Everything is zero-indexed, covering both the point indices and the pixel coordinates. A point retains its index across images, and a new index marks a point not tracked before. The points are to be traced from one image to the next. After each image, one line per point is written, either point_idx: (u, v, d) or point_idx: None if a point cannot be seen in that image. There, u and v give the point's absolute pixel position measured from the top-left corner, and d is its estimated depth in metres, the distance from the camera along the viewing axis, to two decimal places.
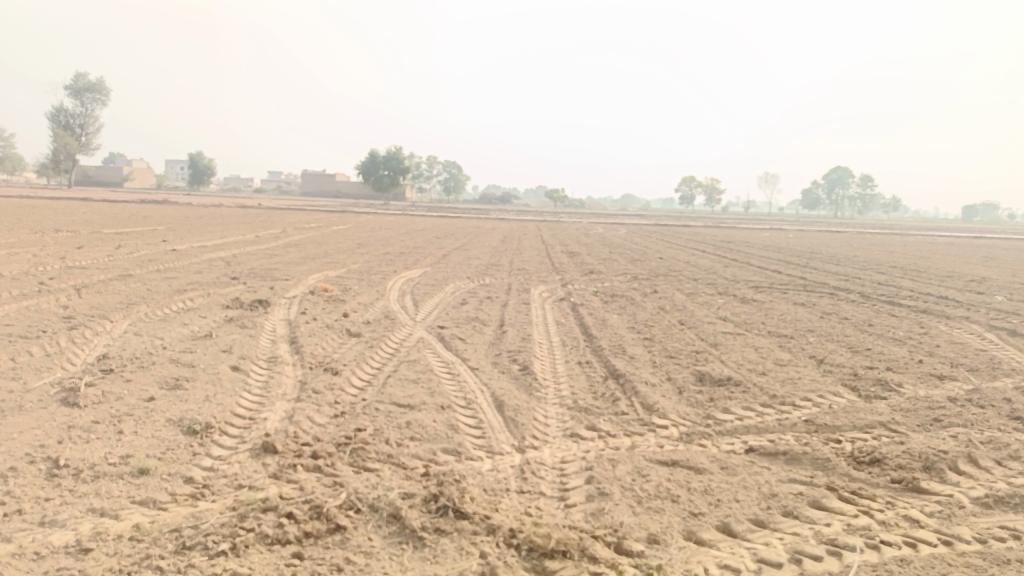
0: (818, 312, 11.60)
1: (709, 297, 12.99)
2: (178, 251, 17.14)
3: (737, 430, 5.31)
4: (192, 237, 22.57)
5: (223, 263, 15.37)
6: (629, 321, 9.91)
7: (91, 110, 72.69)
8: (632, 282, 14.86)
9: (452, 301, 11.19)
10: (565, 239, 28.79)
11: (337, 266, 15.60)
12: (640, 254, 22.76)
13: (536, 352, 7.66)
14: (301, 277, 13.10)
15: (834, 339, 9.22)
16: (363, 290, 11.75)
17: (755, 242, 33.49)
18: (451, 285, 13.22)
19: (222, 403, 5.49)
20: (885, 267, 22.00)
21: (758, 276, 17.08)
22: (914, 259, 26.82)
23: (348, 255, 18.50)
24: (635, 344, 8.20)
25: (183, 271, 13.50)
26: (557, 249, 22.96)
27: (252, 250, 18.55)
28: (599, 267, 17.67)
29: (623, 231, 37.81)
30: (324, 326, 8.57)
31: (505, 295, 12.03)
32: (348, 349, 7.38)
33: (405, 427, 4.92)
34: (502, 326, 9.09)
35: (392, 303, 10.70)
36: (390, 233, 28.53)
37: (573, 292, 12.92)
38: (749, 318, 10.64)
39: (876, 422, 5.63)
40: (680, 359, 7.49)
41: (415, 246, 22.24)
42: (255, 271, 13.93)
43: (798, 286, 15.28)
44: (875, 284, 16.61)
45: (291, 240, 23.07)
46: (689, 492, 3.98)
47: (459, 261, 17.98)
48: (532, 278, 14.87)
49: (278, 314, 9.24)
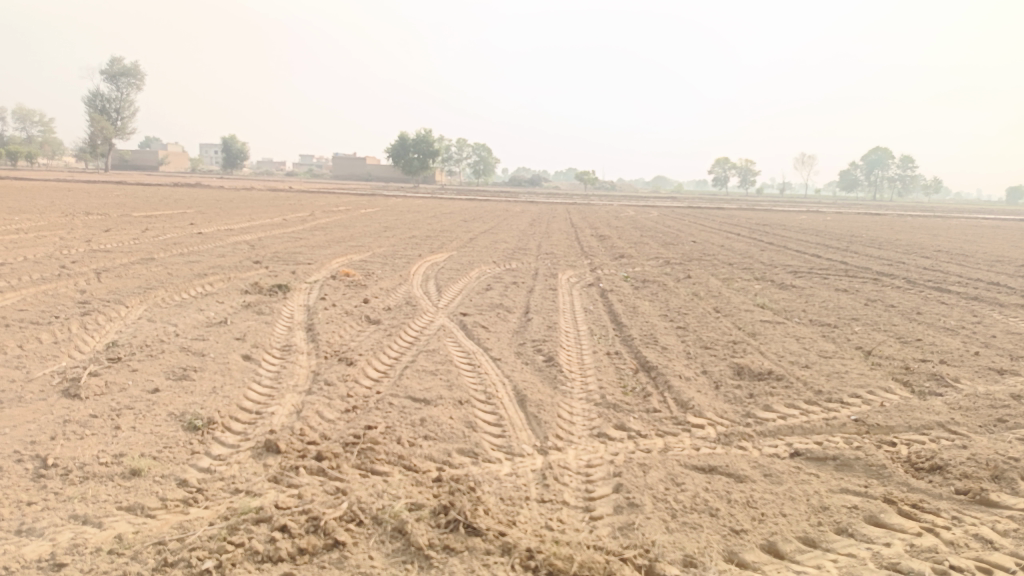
0: (862, 299, 11.01)
1: (745, 283, 12.46)
2: (203, 235, 17.05)
3: (780, 430, 4.87)
4: (220, 220, 22.55)
5: (248, 246, 15.21)
6: (661, 308, 9.46)
7: (126, 95, 73.60)
8: (664, 267, 14.36)
9: (476, 286, 10.84)
10: (595, 222, 28.24)
11: (361, 249, 15.34)
12: (672, 237, 22.20)
13: (562, 341, 7.27)
14: (325, 261, 12.86)
15: (880, 328, 8.68)
16: (387, 274, 11.46)
17: (791, 225, 32.54)
18: (476, 269, 12.87)
19: (229, 395, 5.20)
20: (929, 251, 21.11)
21: (796, 260, 16.46)
22: (959, 243, 25.80)
23: (374, 238, 18.28)
24: (667, 333, 7.77)
25: (206, 254, 13.36)
26: (587, 232, 22.47)
27: (278, 234, 18.39)
28: (630, 251, 17.18)
29: (655, 213, 37.10)
30: (343, 312, 8.28)
31: (533, 281, 11.64)
32: (366, 337, 7.07)
33: (419, 424, 4.57)
34: (527, 313, 8.71)
35: (414, 288, 10.39)
36: (417, 217, 28.27)
37: (603, 276, 12.49)
38: (789, 305, 10.12)
39: (934, 422, 5.14)
40: (716, 350, 7.05)
41: (442, 230, 21.93)
42: (278, 254, 13.74)
43: (839, 271, 14.63)
44: (920, 269, 15.86)
45: (319, 223, 22.92)
46: (730, 505, 3.57)
47: (486, 244, 17.61)
48: (561, 262, 14.45)
49: (297, 299, 8.98)
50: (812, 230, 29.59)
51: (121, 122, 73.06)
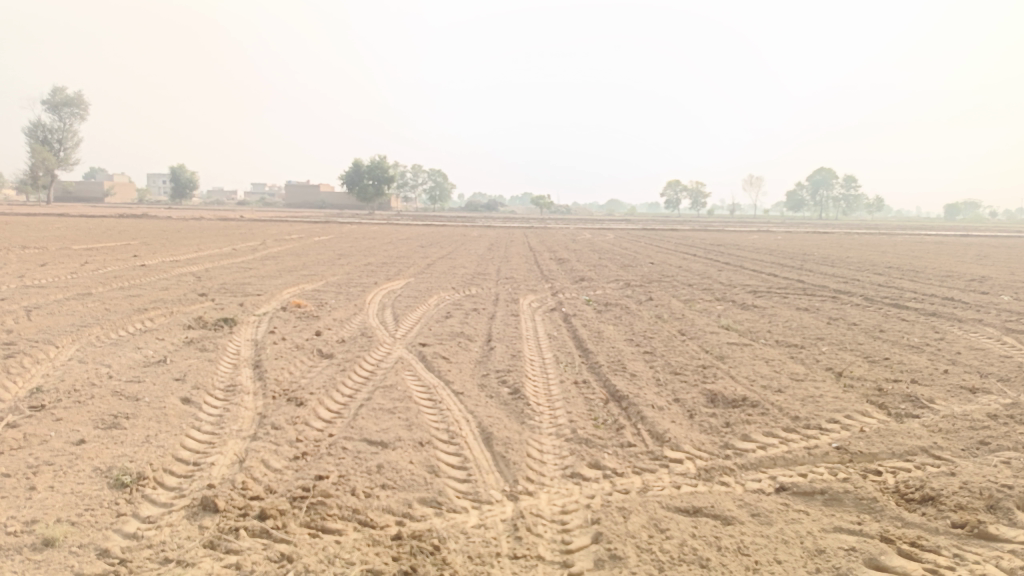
0: (824, 317, 10.94)
1: (707, 304, 12.32)
2: (146, 267, 16.27)
3: (762, 462, 4.60)
4: (165, 251, 21.69)
5: (195, 277, 14.55)
6: (626, 332, 9.21)
7: (69, 125, 71.47)
8: (626, 289, 14.16)
9: (435, 314, 10.44)
10: (553, 245, 28.07)
11: (314, 278, 14.79)
12: (631, 259, 22.16)
13: (527, 371, 6.93)
14: (276, 292, 12.31)
15: (848, 348, 8.55)
16: (341, 304, 11.00)
17: (745, 245, 32.89)
18: (435, 297, 12.47)
19: (164, 444, 4.72)
20: (881, 268, 21.43)
21: (754, 280, 16.47)
22: (908, 259, 26.35)
23: (327, 267, 17.75)
24: (635, 359, 7.50)
25: (148, 288, 12.68)
26: (545, 256, 22.26)
27: (228, 264, 17.70)
28: (590, 274, 16.99)
29: (611, 235, 37.18)
30: (294, 346, 7.80)
31: (493, 307, 11.30)
32: (318, 373, 6.62)
33: (376, 471, 4.17)
34: (489, 342, 8.35)
35: (370, 318, 9.95)
36: (373, 243, 27.72)
37: (564, 301, 12.22)
38: (753, 325, 9.97)
39: (918, 448, 4.93)
40: (687, 376, 6.79)
41: (398, 257, 21.46)
42: (226, 286, 13.14)
43: (797, 290, 14.65)
44: (876, 285, 16.00)
45: (271, 252, 22.23)
46: (720, 554, 3.26)
47: (443, 270, 17.20)
48: (521, 287, 14.14)
49: (245, 334, 8.46)
50: (766, 250, 29.91)
51: (64, 153, 70.81)
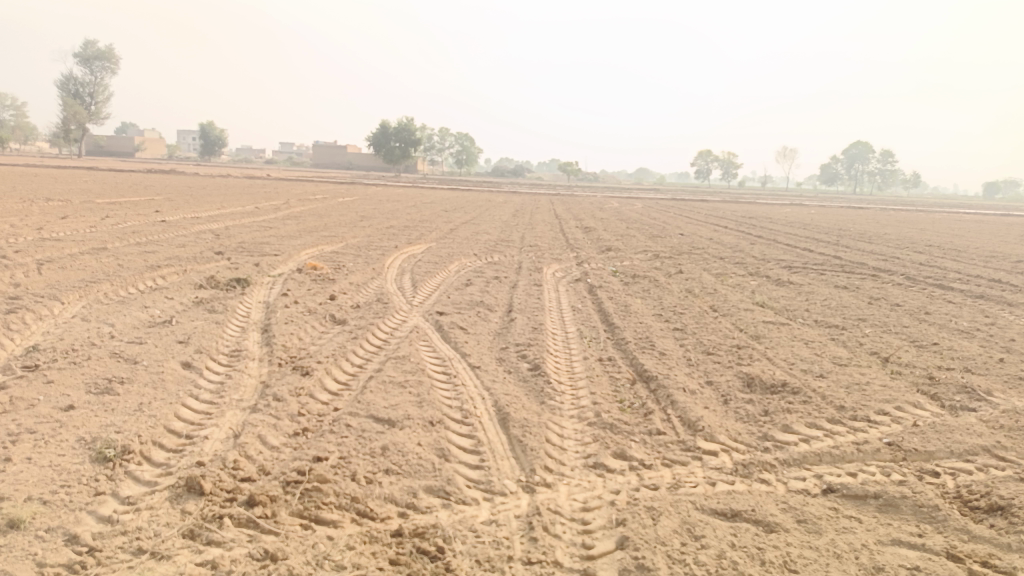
0: (865, 297, 10.36)
1: (740, 279, 11.77)
2: (165, 223, 16.06)
3: (807, 458, 4.16)
4: (187, 208, 21.49)
5: (213, 235, 14.28)
6: (655, 306, 8.74)
7: (100, 79, 71.52)
8: (654, 261, 13.65)
9: (455, 281, 10.05)
10: (579, 213, 27.49)
11: (334, 240, 14.46)
12: (659, 229, 21.55)
13: (549, 345, 6.52)
14: (293, 253, 11.98)
15: (892, 330, 8.01)
16: (358, 267, 10.65)
17: (777, 219, 32.02)
18: (456, 262, 12.08)
19: (157, 413, 4.39)
20: (920, 246, 20.60)
21: (788, 255, 15.82)
22: (949, 237, 25.36)
23: (349, 228, 17.41)
24: (664, 336, 7.05)
25: (164, 244, 12.44)
26: (571, 224, 21.73)
27: (249, 222, 17.44)
28: (617, 244, 16.47)
29: (639, 204, 36.46)
30: (306, 310, 7.46)
31: (516, 275, 10.87)
32: (328, 340, 6.26)
33: (380, 453, 3.80)
34: (510, 313, 7.93)
35: (388, 283, 9.58)
36: (397, 206, 27.36)
37: (590, 271, 11.76)
38: (790, 303, 9.43)
39: (980, 447, 4.45)
40: (720, 357, 6.33)
41: (421, 220, 21.05)
42: (244, 245, 12.84)
43: (835, 266, 14.01)
44: (917, 264, 15.31)
45: (293, 212, 21.97)
46: (764, 569, 2.85)
47: (466, 236, 16.78)
48: (545, 255, 13.68)
49: (256, 296, 8.13)
50: (798, 224, 29.06)
51: (95, 107, 71.04)
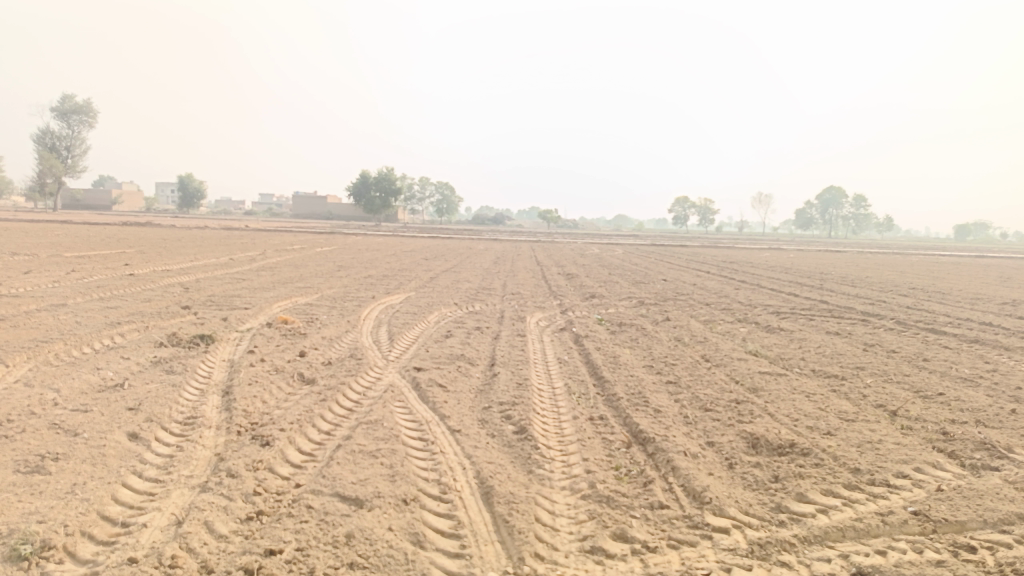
0: (859, 344, 10.02)
1: (729, 326, 11.41)
2: (133, 277, 15.46)
3: (828, 534, 3.70)
4: (158, 260, 20.90)
5: (182, 288, 13.73)
6: (644, 357, 8.31)
7: (78, 133, 71.19)
8: (639, 308, 13.29)
9: (435, 333, 9.59)
10: (560, 260, 27.24)
11: (309, 291, 13.95)
12: (642, 275, 21.31)
13: (535, 403, 6.04)
14: (265, 306, 11.46)
15: (894, 380, 7.63)
16: (332, 320, 10.15)
17: (757, 263, 32.03)
18: (435, 313, 11.62)
19: (91, 495, 3.84)
20: (903, 289, 20.51)
21: (775, 300, 15.56)
22: (930, 280, 25.40)
23: (325, 279, 16.93)
24: (658, 390, 6.60)
25: (129, 299, 11.86)
26: (552, 271, 21.42)
27: (221, 274, 16.91)
28: (601, 291, 16.12)
29: (619, 250, 36.38)
30: (274, 369, 6.94)
31: (498, 326, 10.42)
32: (295, 404, 5.74)
33: (345, 543, 3.30)
34: (493, 367, 7.46)
35: (363, 337, 9.08)
36: (376, 255, 26.96)
37: (574, 320, 11.35)
38: (784, 352, 9.06)
39: (1014, 515, 4.01)
40: (719, 414, 5.89)
41: (400, 269, 20.62)
42: (214, 298, 12.31)
43: (823, 311, 13.74)
44: (904, 308, 15.11)
45: (269, 263, 21.49)
46: None
47: (446, 285, 16.35)
48: (528, 304, 13.26)
49: (221, 354, 7.60)
50: (780, 268, 29.05)
51: (71, 160, 70.50)
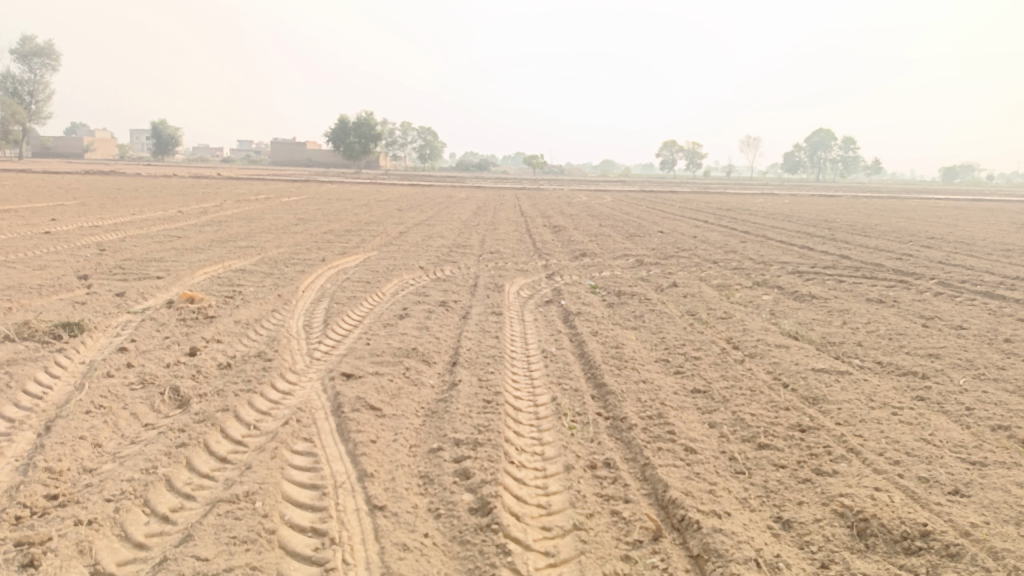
0: (914, 318, 8.08)
1: (749, 292, 9.46)
2: (48, 236, 13.18)
3: None
4: (95, 214, 18.56)
5: (98, 250, 11.55)
6: (656, 345, 6.33)
7: (41, 77, 67.06)
8: (640, 270, 11.26)
9: (386, 310, 7.54)
10: (547, 209, 25.17)
11: (249, 253, 11.75)
12: (635, 226, 19.30)
13: (509, 440, 4.08)
14: (184, 274, 9.36)
15: (992, 377, 5.70)
16: (258, 295, 8.06)
17: (756, 210, 30.07)
18: (394, 280, 9.57)
19: None
20: (922, 239, 18.59)
21: (790, 255, 13.65)
22: (944, 227, 23.57)
23: (277, 236, 14.77)
24: (684, 409, 4.64)
25: (18, 266, 9.68)
26: (538, 223, 19.26)
27: (158, 232, 14.67)
28: (592, 247, 14.11)
29: (608, 198, 34.20)
30: (141, 381, 4.90)
31: (468, 298, 8.37)
32: (137, 456, 3.73)
33: None
34: (453, 367, 5.46)
35: (292, 321, 7.03)
36: (346, 206, 24.66)
37: (563, 287, 9.36)
38: (829, 332, 7.12)
39: None
40: (782, 455, 3.94)
41: (366, 223, 18.40)
42: (127, 263, 10.17)
43: (850, 271, 11.84)
44: (938, 264, 13.19)
45: (221, 216, 19.21)
46: None
47: (416, 242, 14.19)
48: (508, 265, 11.23)
49: (81, 354, 5.54)
50: (783, 215, 27.10)
51: (35, 106, 66.54)
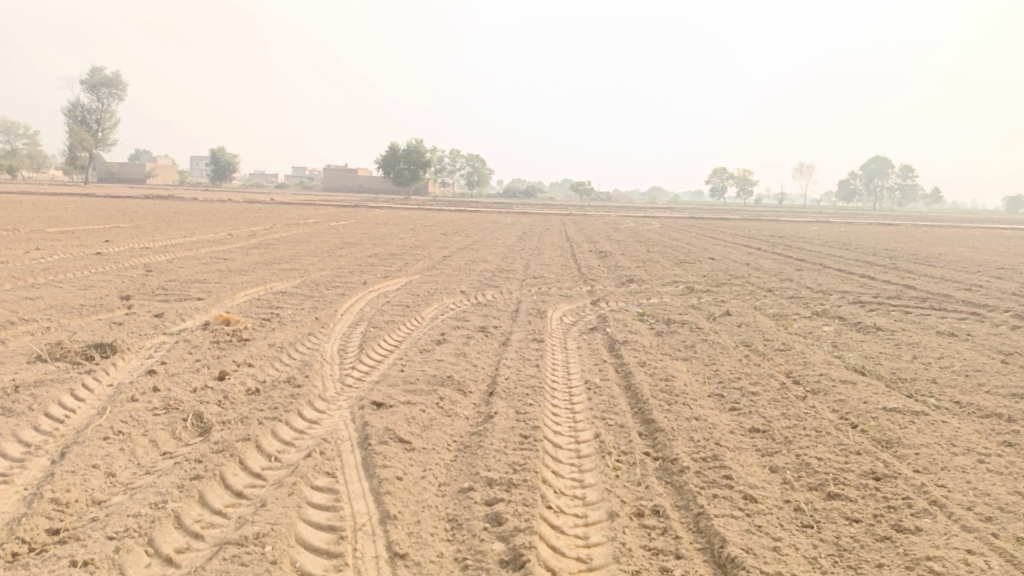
0: (991, 353, 7.45)
1: (807, 323, 8.92)
2: (99, 257, 13.37)
3: None
4: (148, 236, 18.90)
5: (145, 271, 11.63)
6: (709, 378, 5.89)
7: (108, 106, 69.95)
8: (690, 298, 10.80)
9: (424, 336, 7.27)
10: (594, 235, 24.83)
11: (292, 276, 11.69)
12: (684, 253, 18.80)
13: (547, 481, 3.72)
14: (225, 295, 9.28)
15: None
16: (296, 318, 7.88)
17: (809, 238, 29.18)
18: (434, 305, 9.32)
19: None
20: (990, 269, 17.66)
21: (849, 284, 13.00)
22: (1013, 257, 22.43)
23: (322, 259, 14.74)
24: (742, 450, 4.21)
25: (64, 285, 9.75)
26: (584, 249, 18.92)
27: (205, 253, 14.80)
28: (639, 273, 13.69)
29: (656, 224, 33.68)
30: (165, 406, 4.70)
31: (510, 325, 8.06)
32: (148, 488, 3.49)
33: None
34: (490, 398, 5.13)
35: (327, 345, 6.81)
36: (392, 231, 24.73)
37: (609, 314, 8.97)
38: (898, 367, 6.57)
39: None
40: (856, 508, 3.49)
41: (411, 247, 18.31)
42: (170, 284, 10.16)
43: (916, 301, 11.16)
44: (1011, 296, 12.38)
45: (269, 239, 19.38)
46: None
47: (460, 266, 14.00)
48: (552, 291, 10.90)
49: (110, 377, 5.39)
50: (838, 244, 26.21)
51: (102, 134, 69.31)
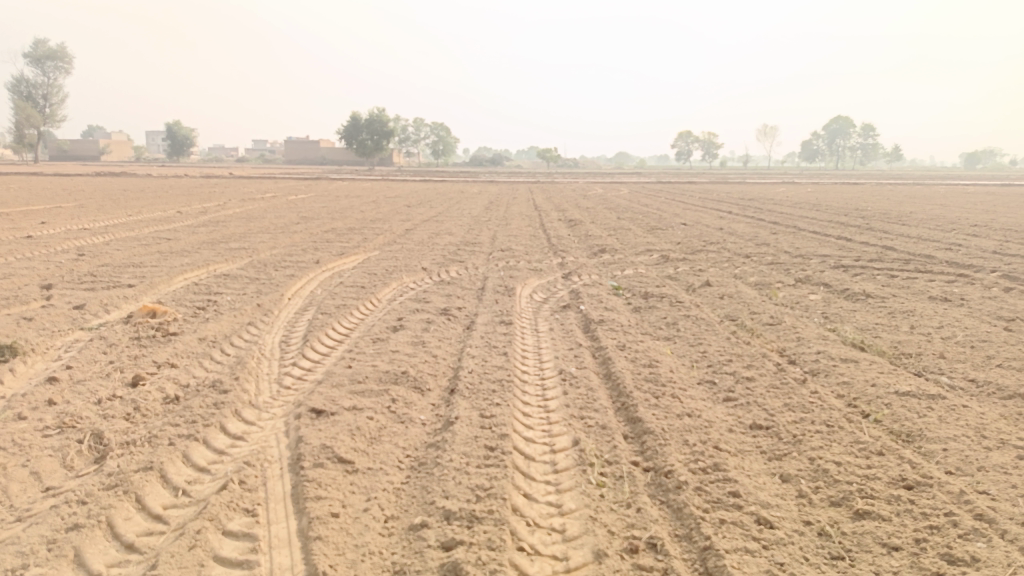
0: (993, 320, 6.93)
1: (793, 291, 8.36)
2: (28, 240, 12.29)
3: None
4: (89, 216, 17.70)
5: (76, 256, 10.63)
6: (698, 362, 5.25)
7: (54, 80, 66.80)
8: (667, 267, 10.17)
9: (379, 322, 6.53)
10: (563, 203, 24.08)
11: (239, 256, 10.80)
12: (656, 219, 18.18)
13: (519, 511, 3.05)
14: (159, 281, 8.39)
15: None
16: (235, 305, 7.07)
17: (779, 199, 28.82)
18: (393, 284, 8.55)
19: None
20: (964, 227, 17.40)
21: (829, 248, 12.50)
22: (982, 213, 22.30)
23: (275, 236, 13.82)
24: (747, 456, 3.57)
25: None
26: (553, 217, 18.20)
27: (148, 234, 13.77)
28: (611, 242, 13.03)
29: (625, 190, 33.02)
30: (58, 424, 3.91)
31: (474, 305, 7.34)
32: (10, 545, 2.74)
33: None
34: (450, 398, 4.42)
35: (268, 337, 6.02)
36: (353, 204, 23.71)
37: (581, 289, 8.31)
38: (899, 341, 6.01)
39: None
40: (894, 533, 2.88)
41: (371, 220, 17.41)
42: (100, 270, 9.21)
43: (900, 264, 10.69)
44: (993, 255, 11.99)
45: (220, 216, 18.29)
46: None
47: (422, 240, 13.20)
48: (521, 264, 10.19)
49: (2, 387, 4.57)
50: (809, 205, 25.86)
51: (49, 109, 66.28)
